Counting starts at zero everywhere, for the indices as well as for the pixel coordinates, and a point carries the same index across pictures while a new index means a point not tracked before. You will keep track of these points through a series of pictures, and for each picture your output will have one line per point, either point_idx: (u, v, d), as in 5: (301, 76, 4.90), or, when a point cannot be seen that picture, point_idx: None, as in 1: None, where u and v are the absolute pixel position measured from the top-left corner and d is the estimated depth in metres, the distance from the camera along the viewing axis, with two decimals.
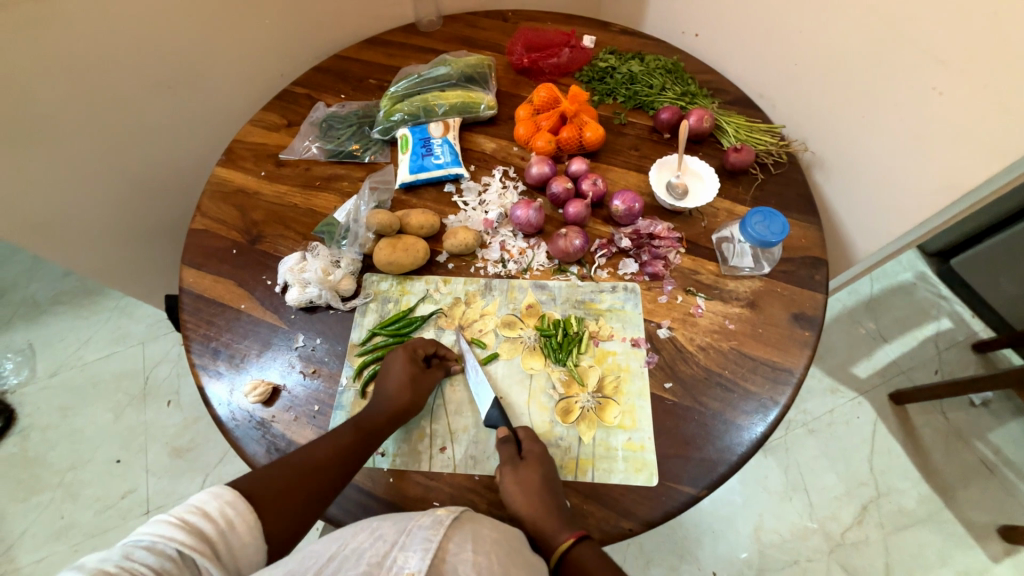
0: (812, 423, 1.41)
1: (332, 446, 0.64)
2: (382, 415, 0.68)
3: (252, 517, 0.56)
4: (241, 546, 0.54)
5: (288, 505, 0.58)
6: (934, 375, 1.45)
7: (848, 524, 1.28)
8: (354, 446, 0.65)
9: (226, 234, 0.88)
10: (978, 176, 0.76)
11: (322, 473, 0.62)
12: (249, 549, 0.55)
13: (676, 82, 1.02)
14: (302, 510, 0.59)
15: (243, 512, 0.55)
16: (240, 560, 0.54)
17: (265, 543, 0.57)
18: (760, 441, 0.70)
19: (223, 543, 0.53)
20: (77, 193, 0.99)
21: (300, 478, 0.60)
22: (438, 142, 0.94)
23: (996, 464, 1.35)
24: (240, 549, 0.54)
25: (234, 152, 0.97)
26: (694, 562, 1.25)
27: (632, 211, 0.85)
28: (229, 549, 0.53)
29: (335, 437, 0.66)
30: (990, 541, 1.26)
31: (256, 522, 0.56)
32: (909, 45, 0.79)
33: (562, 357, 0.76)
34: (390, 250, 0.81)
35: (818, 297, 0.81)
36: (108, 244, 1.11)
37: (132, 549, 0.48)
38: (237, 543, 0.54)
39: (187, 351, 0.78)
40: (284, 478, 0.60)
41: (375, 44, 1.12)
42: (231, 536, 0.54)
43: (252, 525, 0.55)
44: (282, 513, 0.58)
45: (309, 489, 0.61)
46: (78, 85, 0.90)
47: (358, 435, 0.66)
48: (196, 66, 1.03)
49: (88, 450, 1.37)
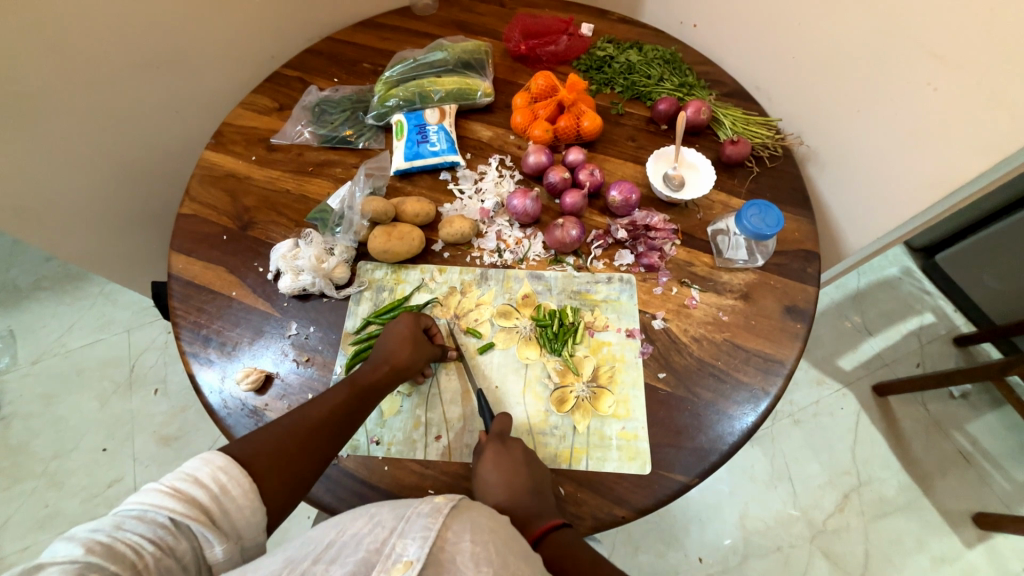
0: (798, 414, 1.43)
1: (328, 403, 0.65)
2: (378, 371, 0.69)
3: (246, 481, 0.54)
4: (236, 509, 0.53)
5: (290, 465, 0.58)
6: (917, 368, 1.49)
7: (830, 512, 1.31)
8: (349, 404, 0.66)
9: (216, 220, 0.86)
10: (968, 173, 0.77)
11: (319, 432, 0.62)
12: (246, 512, 0.53)
13: (674, 73, 1.01)
14: (297, 471, 0.58)
15: (236, 477, 0.53)
16: (238, 524, 0.53)
17: (262, 504, 0.55)
18: (751, 431, 0.71)
19: (217, 508, 0.51)
20: (58, 175, 0.96)
21: (298, 438, 0.61)
22: (434, 129, 0.93)
23: (973, 454, 1.39)
24: (236, 513, 0.53)
25: (224, 135, 0.94)
26: (682, 550, 1.27)
27: (628, 202, 0.85)
28: (225, 513, 0.52)
29: (331, 396, 0.66)
30: (965, 528, 1.30)
31: (250, 485, 0.54)
32: (906, 42, 0.79)
33: (557, 347, 0.76)
34: (385, 237, 0.80)
35: (810, 290, 0.82)
36: (92, 228, 1.08)
37: (123, 519, 0.47)
38: (232, 507, 0.52)
39: (176, 339, 0.77)
40: (279, 438, 0.60)
41: (369, 27, 1.10)
42: (226, 501, 0.52)
43: (247, 488, 0.54)
44: (274, 474, 0.57)
45: (301, 454, 0.60)
46: (58, 62, 0.87)
47: (353, 391, 0.67)
48: (182, 46, 1.00)
49: (72, 439, 1.34)
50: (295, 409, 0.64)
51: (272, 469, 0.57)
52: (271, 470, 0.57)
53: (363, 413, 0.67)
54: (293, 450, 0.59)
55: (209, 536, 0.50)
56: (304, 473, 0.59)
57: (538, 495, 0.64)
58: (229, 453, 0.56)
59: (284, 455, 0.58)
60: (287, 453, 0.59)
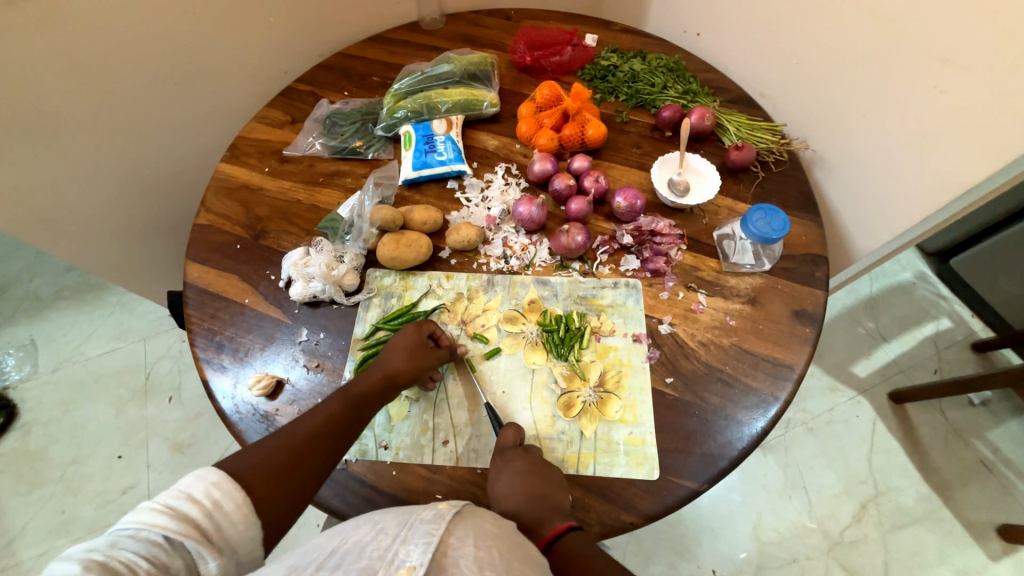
0: (812, 422, 1.41)
1: (322, 415, 0.66)
2: (370, 380, 0.70)
3: (239, 495, 0.55)
4: (230, 524, 0.53)
5: (284, 478, 0.59)
6: (934, 374, 1.46)
7: (847, 522, 1.29)
8: (341, 414, 0.66)
9: (230, 229, 0.88)
10: (976, 175, 0.76)
11: (313, 444, 0.63)
12: (240, 528, 0.54)
13: (678, 81, 1.02)
14: (291, 484, 0.59)
15: (229, 492, 0.54)
16: (233, 539, 0.53)
17: (258, 517, 0.56)
18: (761, 436, 0.71)
19: (210, 524, 0.52)
20: (79, 188, 1.00)
21: (291, 450, 0.61)
22: (441, 139, 0.95)
23: (995, 463, 1.35)
24: (230, 529, 0.53)
25: (238, 148, 0.97)
26: (694, 559, 1.25)
27: (633, 208, 0.86)
28: (219, 529, 0.53)
29: (323, 407, 0.67)
30: (988, 540, 1.26)
31: (244, 500, 0.55)
32: (910, 46, 0.79)
33: (564, 353, 0.77)
34: (393, 245, 0.81)
35: (818, 294, 0.82)
36: (111, 239, 1.11)
37: (118, 538, 0.48)
38: (226, 522, 0.53)
39: (190, 346, 0.78)
40: (274, 451, 0.61)
41: (379, 42, 1.13)
42: (219, 516, 0.53)
43: (241, 503, 0.54)
44: (268, 488, 0.58)
45: (296, 466, 0.61)
46: (81, 81, 0.91)
47: (344, 401, 0.67)
48: (199, 64, 1.03)
49: (90, 446, 1.37)
50: (289, 423, 0.65)
51: (264, 483, 0.57)
52: (264, 484, 0.57)
53: (358, 423, 0.67)
54: (286, 463, 0.60)
55: (203, 552, 0.51)
56: (299, 485, 0.60)
57: (545, 499, 0.64)
58: (223, 469, 0.57)
59: (276, 469, 0.59)
60: (282, 465, 0.60)
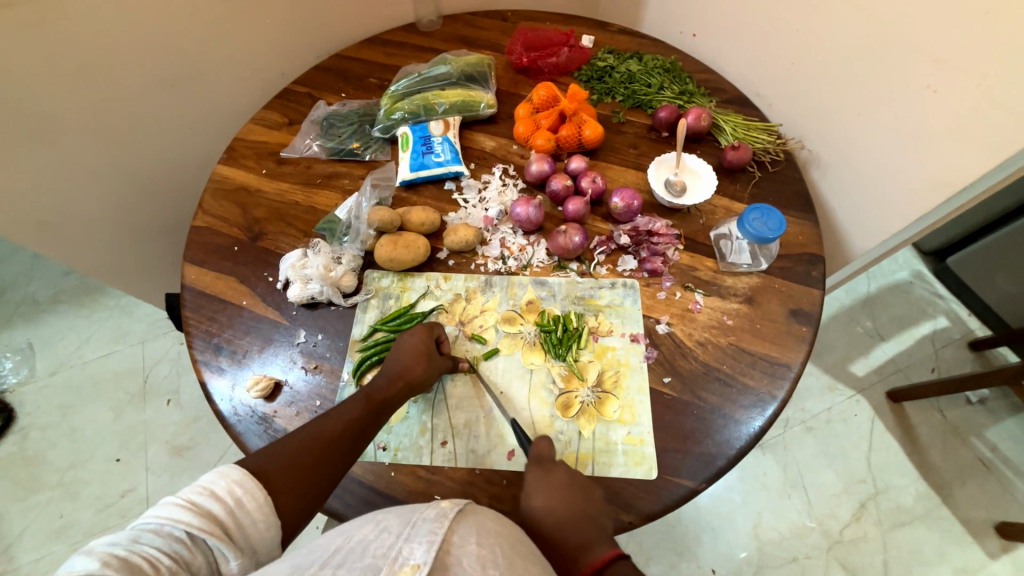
0: (810, 421, 1.42)
1: (344, 418, 0.65)
2: (393, 386, 0.70)
3: (261, 495, 0.54)
4: (252, 523, 0.53)
5: (304, 480, 0.59)
6: (931, 373, 1.46)
7: (846, 521, 1.29)
8: (364, 417, 0.67)
9: (227, 231, 0.88)
10: (972, 173, 0.77)
11: (335, 446, 0.63)
12: (261, 527, 0.53)
13: (674, 81, 1.03)
14: (312, 485, 0.59)
15: (251, 490, 0.54)
16: (253, 537, 0.53)
17: (278, 518, 0.56)
18: (758, 436, 0.71)
19: (232, 522, 0.52)
20: (76, 190, 1.00)
21: (313, 451, 0.61)
22: (438, 140, 0.95)
23: (993, 461, 1.36)
24: (252, 528, 0.53)
25: (235, 150, 0.97)
26: (694, 559, 1.25)
27: (631, 208, 0.86)
28: (240, 527, 0.52)
29: (345, 410, 0.67)
30: (987, 538, 1.27)
31: (265, 499, 0.54)
32: (905, 45, 0.80)
33: (561, 353, 0.77)
34: (390, 246, 0.82)
35: (815, 293, 0.82)
36: (108, 241, 1.11)
37: (140, 533, 0.48)
38: (247, 521, 0.53)
39: (189, 348, 0.78)
40: (296, 452, 0.60)
41: (375, 43, 1.13)
42: (241, 514, 0.52)
43: (262, 502, 0.54)
44: (291, 489, 0.57)
45: (316, 467, 0.60)
46: (77, 82, 0.90)
47: (368, 405, 0.67)
48: (196, 66, 1.03)
49: (88, 449, 1.37)
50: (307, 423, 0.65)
51: (286, 483, 0.57)
52: (287, 483, 0.57)
53: (376, 426, 0.68)
54: (308, 465, 0.60)
55: (224, 550, 0.50)
56: (319, 487, 0.60)
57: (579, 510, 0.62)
58: (245, 466, 0.57)
59: (298, 470, 0.59)
60: (304, 464, 0.59)
